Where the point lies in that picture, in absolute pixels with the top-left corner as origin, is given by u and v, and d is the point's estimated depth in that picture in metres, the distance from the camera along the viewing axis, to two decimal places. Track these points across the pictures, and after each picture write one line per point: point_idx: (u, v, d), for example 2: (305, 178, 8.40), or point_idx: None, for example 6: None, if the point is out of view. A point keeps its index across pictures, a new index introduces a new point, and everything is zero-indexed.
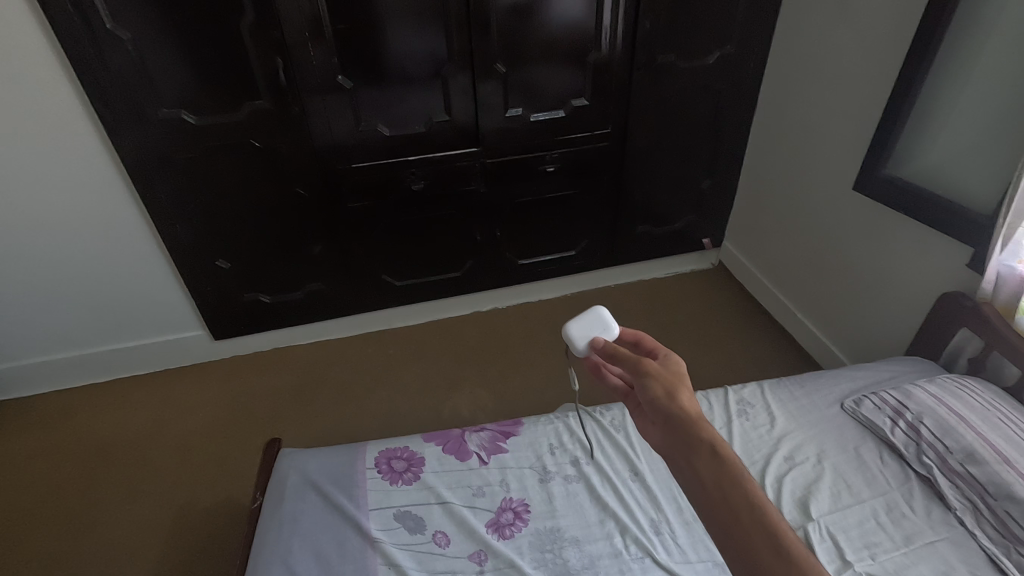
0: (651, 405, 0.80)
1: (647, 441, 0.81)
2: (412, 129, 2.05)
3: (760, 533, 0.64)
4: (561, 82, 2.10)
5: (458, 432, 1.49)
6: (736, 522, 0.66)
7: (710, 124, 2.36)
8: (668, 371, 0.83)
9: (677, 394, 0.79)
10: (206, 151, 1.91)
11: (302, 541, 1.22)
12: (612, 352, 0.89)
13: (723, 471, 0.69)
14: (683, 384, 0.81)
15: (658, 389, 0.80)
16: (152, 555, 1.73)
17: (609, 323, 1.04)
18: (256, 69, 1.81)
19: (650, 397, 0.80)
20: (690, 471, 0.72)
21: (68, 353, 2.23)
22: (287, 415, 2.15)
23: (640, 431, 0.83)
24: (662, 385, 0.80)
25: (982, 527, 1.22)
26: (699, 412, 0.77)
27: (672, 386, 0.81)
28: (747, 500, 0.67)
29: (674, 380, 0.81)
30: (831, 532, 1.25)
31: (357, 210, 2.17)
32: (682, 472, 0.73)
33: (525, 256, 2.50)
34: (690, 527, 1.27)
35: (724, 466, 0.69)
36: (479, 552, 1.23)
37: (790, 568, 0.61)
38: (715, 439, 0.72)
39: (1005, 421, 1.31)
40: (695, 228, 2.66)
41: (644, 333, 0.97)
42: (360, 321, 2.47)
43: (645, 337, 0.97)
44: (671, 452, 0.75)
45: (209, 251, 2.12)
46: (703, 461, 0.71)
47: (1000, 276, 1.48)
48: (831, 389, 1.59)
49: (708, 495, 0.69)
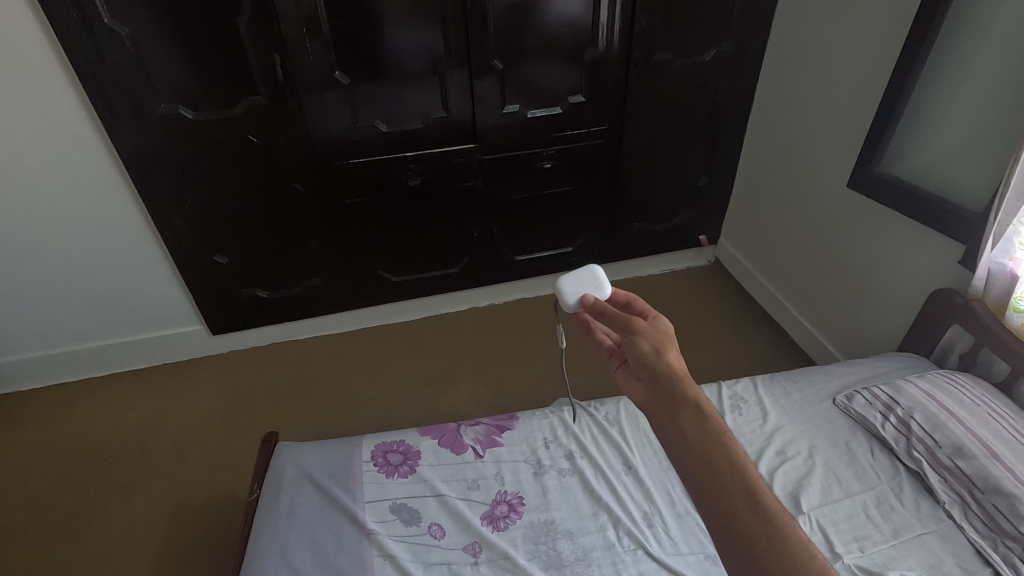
0: (638, 360, 0.79)
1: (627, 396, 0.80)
2: (409, 125, 2.06)
3: (737, 487, 0.64)
4: (558, 79, 2.10)
5: (453, 426, 1.50)
6: (715, 473, 0.65)
7: (707, 122, 2.37)
8: (656, 331, 0.82)
9: (664, 351, 0.78)
10: (204, 147, 1.92)
11: (300, 534, 1.23)
12: (602, 311, 0.88)
13: (705, 426, 0.69)
14: (671, 343, 0.80)
15: (645, 345, 0.79)
16: (151, 547, 1.74)
17: (602, 283, 1.07)
18: (253, 65, 1.81)
19: (637, 352, 0.79)
20: (670, 423, 0.71)
21: (66, 348, 2.24)
22: (285, 409, 2.16)
23: (621, 386, 0.81)
24: (650, 342, 0.79)
25: (970, 520, 1.24)
26: (685, 370, 0.76)
27: (661, 344, 0.80)
28: (727, 454, 0.66)
29: (661, 339, 0.80)
30: (821, 525, 1.27)
31: (354, 206, 2.18)
32: (662, 426, 0.72)
33: (522, 252, 2.51)
34: (682, 520, 1.29)
35: (708, 421, 0.69)
36: (474, 544, 1.24)
37: (763, 521, 0.61)
38: (697, 393, 0.72)
39: (994, 416, 1.33)
40: (691, 225, 2.67)
41: (636, 296, 0.95)
42: (357, 316, 2.49)
43: (636, 299, 0.95)
44: (653, 404, 0.74)
45: (206, 246, 2.12)
46: (685, 415, 0.70)
47: (991, 274, 1.49)
48: (823, 385, 1.61)
49: (688, 447, 0.68)
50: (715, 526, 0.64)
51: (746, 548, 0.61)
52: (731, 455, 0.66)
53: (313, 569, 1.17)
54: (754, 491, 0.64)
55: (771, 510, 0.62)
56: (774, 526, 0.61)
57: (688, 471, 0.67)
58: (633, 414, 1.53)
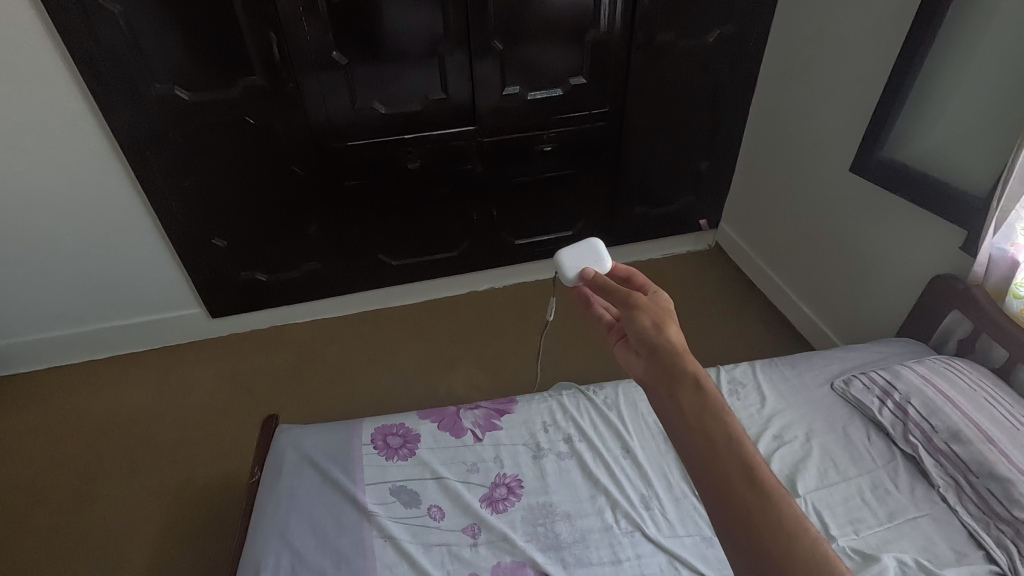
0: (638, 335, 0.79)
1: (626, 370, 0.80)
2: (408, 107, 2.04)
3: (734, 460, 0.64)
4: (559, 61, 2.08)
5: (452, 409, 1.51)
6: (713, 445, 0.66)
7: (709, 104, 2.34)
8: (657, 306, 0.83)
9: (664, 326, 0.79)
10: (200, 129, 1.90)
11: (301, 515, 1.25)
12: (603, 286, 0.89)
13: (704, 400, 0.69)
14: (670, 319, 0.81)
15: (646, 320, 0.80)
16: (154, 527, 1.77)
17: (602, 257, 1.10)
18: (249, 45, 1.78)
19: (637, 327, 0.80)
20: (668, 397, 0.71)
21: (66, 331, 2.24)
22: (285, 392, 2.17)
23: (620, 361, 0.82)
24: (651, 318, 0.80)
25: (963, 503, 1.26)
26: (685, 345, 0.76)
27: (661, 320, 0.81)
28: (725, 429, 0.67)
29: (661, 314, 0.81)
30: (817, 508, 1.28)
31: (353, 189, 2.17)
32: (661, 400, 0.72)
33: (521, 235, 2.50)
34: (679, 503, 1.30)
35: (706, 395, 0.69)
36: (473, 526, 1.25)
37: (760, 494, 0.62)
38: (697, 368, 0.72)
39: (990, 401, 1.34)
40: (692, 210, 2.65)
41: (636, 271, 0.95)
42: (356, 300, 2.48)
43: (636, 273, 0.95)
44: (652, 378, 0.74)
45: (205, 229, 2.11)
46: (684, 388, 0.71)
47: (991, 260, 1.49)
48: (822, 370, 1.61)
49: (686, 419, 0.68)
50: (711, 498, 0.64)
51: (742, 520, 0.61)
52: (728, 428, 0.66)
53: (314, 550, 1.19)
54: (750, 464, 0.64)
55: (768, 484, 0.63)
56: (770, 498, 0.62)
57: (685, 443, 0.68)
58: (631, 399, 1.54)
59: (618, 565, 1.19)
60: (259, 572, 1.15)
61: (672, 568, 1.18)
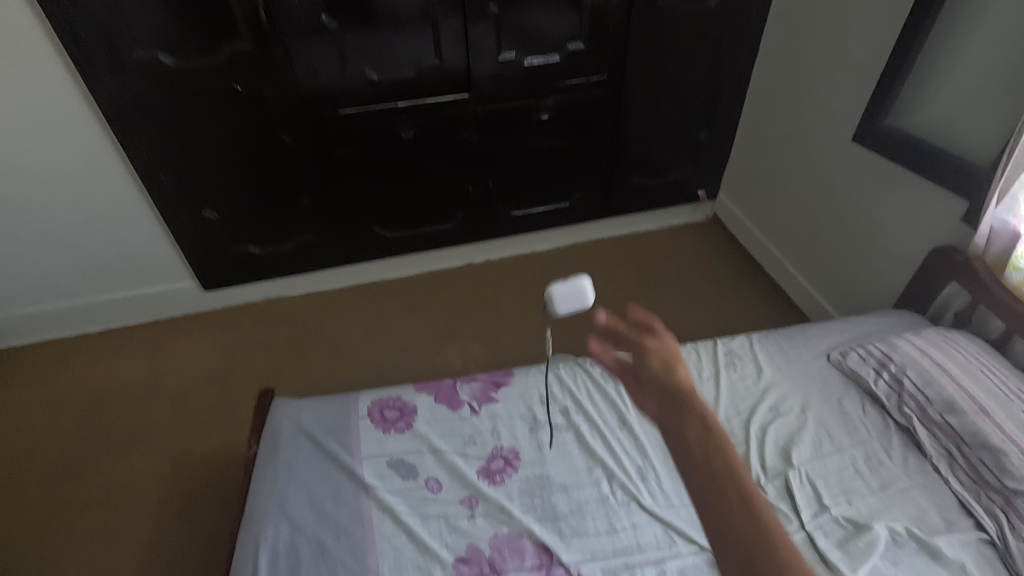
0: (649, 374, 0.83)
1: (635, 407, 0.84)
2: (401, 74, 1.98)
3: (744, 507, 0.70)
4: (556, 26, 2.01)
5: (449, 381, 1.50)
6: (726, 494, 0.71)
7: (710, 71, 2.29)
8: (664, 347, 0.87)
9: (675, 370, 0.83)
10: (186, 96, 1.84)
11: (298, 488, 1.25)
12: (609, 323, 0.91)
13: (718, 451, 0.74)
14: (677, 361, 0.85)
15: (657, 363, 0.84)
16: (154, 499, 1.78)
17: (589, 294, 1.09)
18: (235, 8, 1.71)
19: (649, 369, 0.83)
20: (682, 442, 0.76)
21: (56, 304, 2.20)
22: (281, 365, 2.17)
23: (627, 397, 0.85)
24: (661, 360, 0.84)
25: (955, 473, 1.27)
26: (693, 389, 0.81)
27: (669, 362, 0.85)
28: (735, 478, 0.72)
29: (670, 357, 0.85)
30: (811, 479, 1.29)
31: (346, 159, 2.12)
32: (674, 443, 0.77)
33: (518, 207, 2.47)
34: (675, 474, 1.31)
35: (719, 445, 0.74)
36: (470, 497, 1.26)
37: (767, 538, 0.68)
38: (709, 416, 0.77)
39: (986, 373, 1.34)
40: (691, 180, 2.62)
41: None
42: (351, 273, 2.45)
43: None
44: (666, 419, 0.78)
45: (195, 200, 2.07)
46: (698, 436, 0.76)
47: (993, 232, 1.47)
48: (819, 341, 1.61)
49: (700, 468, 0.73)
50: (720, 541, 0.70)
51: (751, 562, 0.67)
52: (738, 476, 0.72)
53: (313, 522, 1.20)
54: (758, 511, 0.70)
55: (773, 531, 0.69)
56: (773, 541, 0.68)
57: (699, 488, 0.72)
58: None
59: (614, 534, 1.20)
60: (258, 544, 1.16)
61: (667, 537, 1.20)
